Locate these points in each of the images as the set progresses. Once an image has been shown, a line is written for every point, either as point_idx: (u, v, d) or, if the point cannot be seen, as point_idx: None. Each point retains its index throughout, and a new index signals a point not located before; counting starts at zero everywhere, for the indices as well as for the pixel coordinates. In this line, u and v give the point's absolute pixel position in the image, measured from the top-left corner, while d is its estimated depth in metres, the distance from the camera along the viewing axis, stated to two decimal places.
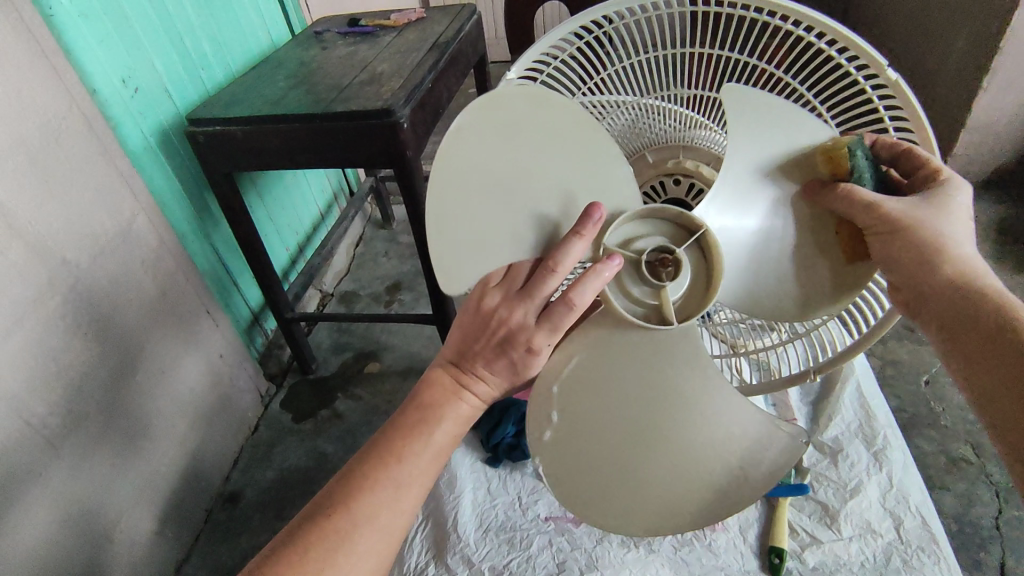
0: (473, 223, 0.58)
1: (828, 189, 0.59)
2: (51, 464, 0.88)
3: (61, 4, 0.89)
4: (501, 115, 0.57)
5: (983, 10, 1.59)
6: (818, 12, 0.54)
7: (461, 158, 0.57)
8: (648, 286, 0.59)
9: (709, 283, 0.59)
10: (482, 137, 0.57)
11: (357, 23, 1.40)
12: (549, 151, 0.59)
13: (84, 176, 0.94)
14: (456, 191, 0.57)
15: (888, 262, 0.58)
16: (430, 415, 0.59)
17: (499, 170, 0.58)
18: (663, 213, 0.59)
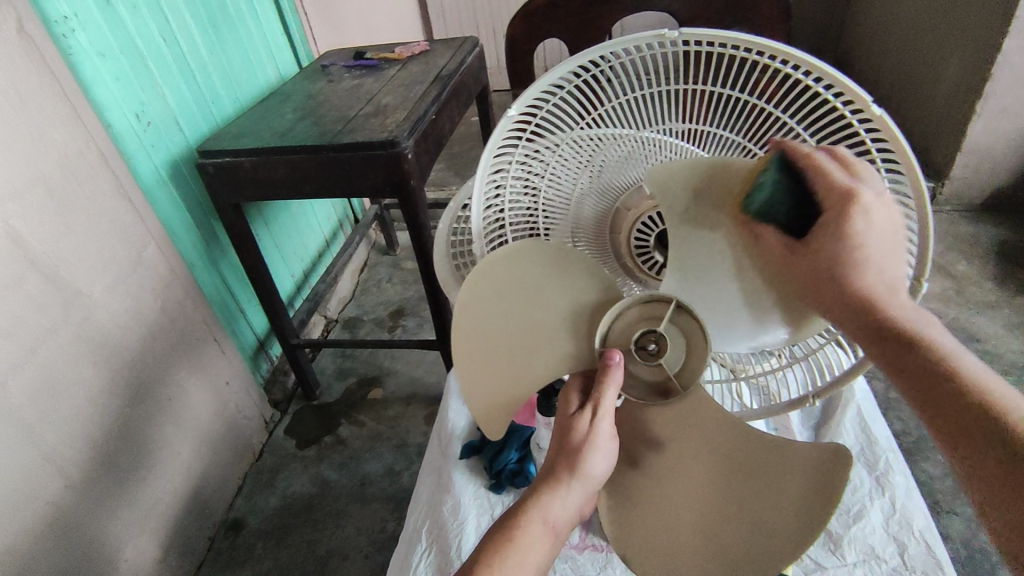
0: (499, 379, 0.65)
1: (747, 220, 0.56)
2: (59, 492, 0.89)
3: (80, 44, 0.93)
4: (487, 281, 0.64)
5: (974, 38, 1.63)
6: (803, 51, 0.56)
7: (466, 332, 0.64)
8: (647, 366, 0.59)
9: (707, 345, 0.57)
10: (479, 306, 0.64)
11: (363, 57, 1.44)
12: (545, 288, 0.64)
13: (97, 207, 0.96)
14: (474, 358, 0.64)
15: (826, 276, 0.52)
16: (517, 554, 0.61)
17: (514, 327, 0.64)
18: (634, 298, 0.60)
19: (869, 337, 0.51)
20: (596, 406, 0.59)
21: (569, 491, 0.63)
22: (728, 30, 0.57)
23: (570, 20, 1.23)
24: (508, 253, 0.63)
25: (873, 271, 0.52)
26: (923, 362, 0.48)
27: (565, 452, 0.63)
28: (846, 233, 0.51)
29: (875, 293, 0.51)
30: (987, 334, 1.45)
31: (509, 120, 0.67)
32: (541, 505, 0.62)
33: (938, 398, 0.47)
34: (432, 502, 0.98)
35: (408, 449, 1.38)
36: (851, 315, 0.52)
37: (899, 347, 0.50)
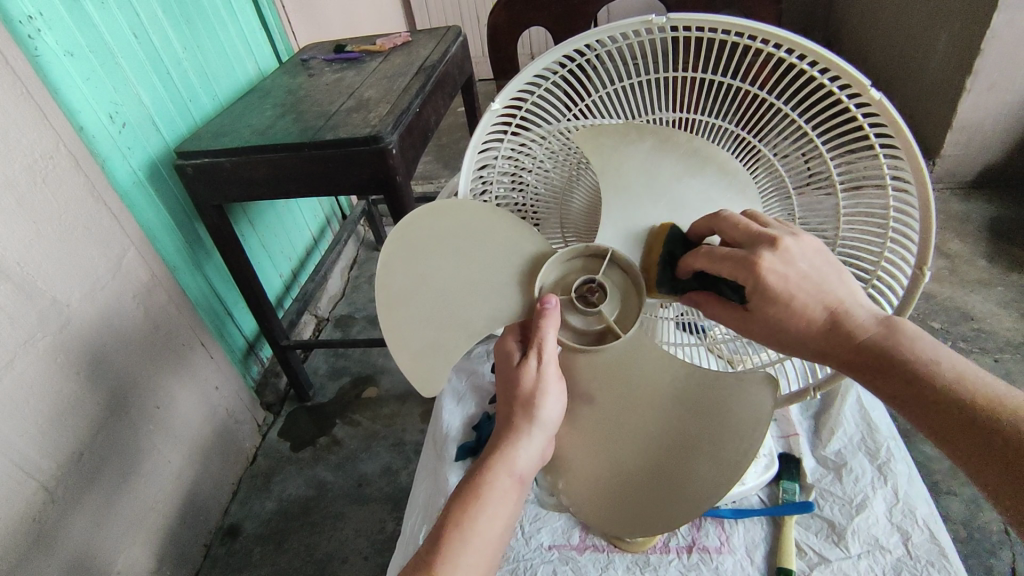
0: (428, 323, 0.63)
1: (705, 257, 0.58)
2: (43, 508, 0.86)
3: (46, 44, 0.90)
4: (416, 233, 0.63)
5: (964, 13, 1.60)
6: (797, 34, 0.54)
7: (395, 277, 0.62)
8: (588, 315, 0.62)
9: (639, 287, 0.62)
10: (408, 255, 0.63)
11: (344, 49, 1.40)
12: (469, 235, 0.65)
13: (72, 213, 0.93)
14: (404, 304, 0.62)
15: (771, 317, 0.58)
16: (484, 508, 0.59)
17: (446, 281, 0.63)
18: (572, 253, 0.64)
19: (869, 372, 0.56)
20: (540, 344, 0.60)
21: (529, 440, 0.62)
22: (718, 16, 0.54)
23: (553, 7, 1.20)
24: (436, 206, 0.64)
25: (861, 311, 0.57)
26: (927, 392, 0.53)
27: (515, 400, 0.62)
28: (781, 286, 0.56)
29: (876, 335, 0.56)
30: (983, 313, 1.45)
31: (494, 114, 0.65)
32: (505, 458, 0.61)
33: (956, 428, 0.51)
34: (428, 506, 0.96)
35: (404, 448, 1.37)
36: (852, 359, 0.57)
37: (901, 376, 0.55)
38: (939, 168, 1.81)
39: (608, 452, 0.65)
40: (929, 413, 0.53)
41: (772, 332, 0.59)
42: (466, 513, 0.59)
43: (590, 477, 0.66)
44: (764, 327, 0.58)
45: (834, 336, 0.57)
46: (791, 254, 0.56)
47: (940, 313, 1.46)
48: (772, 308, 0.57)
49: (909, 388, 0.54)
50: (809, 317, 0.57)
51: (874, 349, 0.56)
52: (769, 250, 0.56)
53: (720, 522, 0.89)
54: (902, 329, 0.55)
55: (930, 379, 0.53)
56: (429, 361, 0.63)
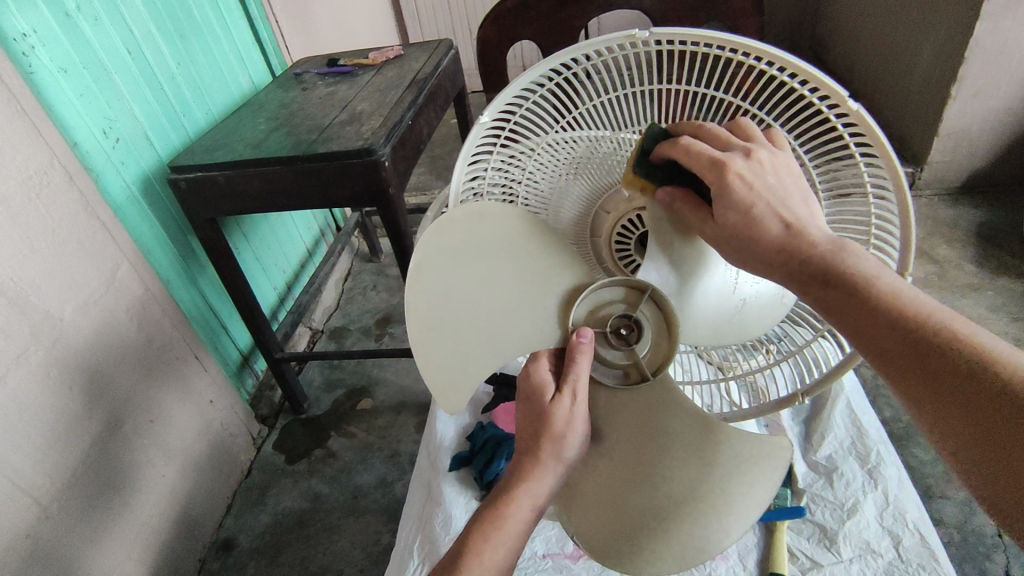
0: (454, 338, 0.63)
1: (674, 142, 0.57)
2: (36, 524, 0.86)
3: (40, 61, 0.91)
4: (444, 245, 0.62)
5: (948, 22, 1.63)
6: (776, 47, 0.55)
7: (429, 286, 0.62)
8: (618, 350, 0.64)
9: (673, 332, 0.63)
10: (441, 265, 0.62)
11: (336, 63, 1.42)
12: (502, 257, 0.65)
13: (65, 228, 0.94)
14: (436, 315, 0.62)
15: (737, 230, 0.55)
16: (497, 536, 0.61)
17: (473, 301, 0.64)
18: (611, 284, 0.64)
19: (825, 296, 0.52)
20: (574, 382, 0.61)
21: (552, 475, 0.62)
22: (699, 30, 0.56)
23: (542, 20, 1.22)
24: (472, 212, 0.63)
25: (813, 232, 0.54)
26: (876, 313, 0.49)
27: (542, 434, 0.62)
28: (743, 191, 0.54)
29: (826, 251, 0.52)
30: (973, 317, 1.46)
31: (483, 127, 0.66)
32: (528, 491, 0.61)
33: (908, 351, 0.47)
34: (422, 516, 0.96)
35: (400, 460, 1.37)
36: (803, 273, 0.53)
37: (851, 298, 0.51)
38: (926, 175, 1.83)
39: (611, 503, 0.64)
40: (875, 343, 0.49)
41: (740, 245, 0.56)
42: (480, 542, 0.60)
43: (595, 526, 0.64)
44: (721, 236, 0.57)
45: (784, 251, 0.54)
46: (761, 164, 0.55)
47: None
48: (732, 215, 0.55)
49: (857, 309, 0.50)
50: (760, 226, 0.55)
51: (822, 265, 0.52)
52: (739, 157, 0.55)
53: None
54: (850, 250, 0.52)
55: (876, 296, 0.50)
56: (455, 383, 0.65)
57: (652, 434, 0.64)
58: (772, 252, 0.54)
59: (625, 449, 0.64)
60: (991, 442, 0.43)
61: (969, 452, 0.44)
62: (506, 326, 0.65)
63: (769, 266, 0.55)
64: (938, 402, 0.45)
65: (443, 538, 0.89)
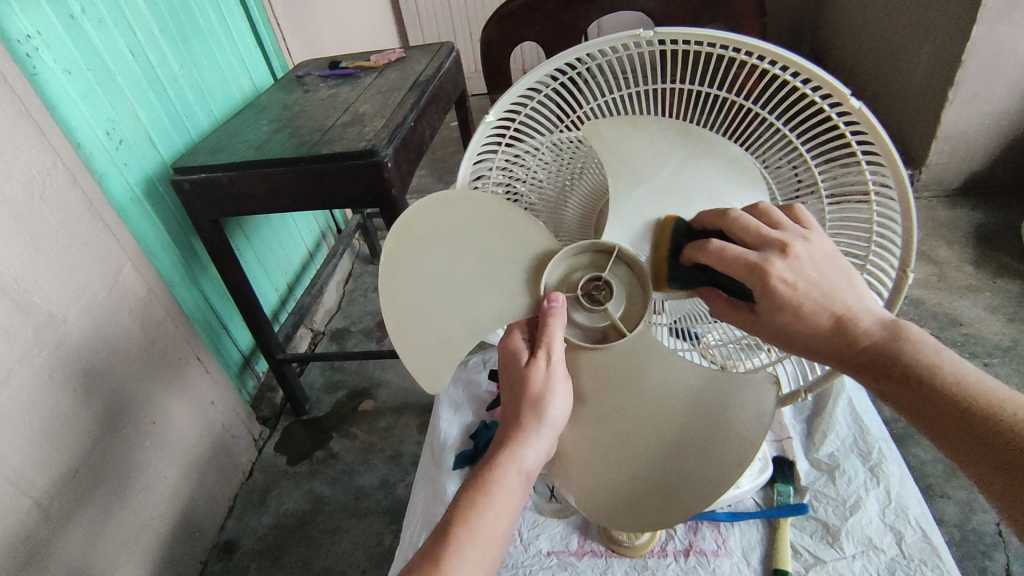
0: (435, 322, 0.64)
1: (706, 253, 0.57)
2: (38, 525, 0.86)
3: (44, 63, 0.91)
4: (416, 227, 0.63)
5: (946, 25, 1.64)
6: (779, 47, 0.55)
7: (398, 277, 0.62)
8: (593, 312, 0.63)
9: (646, 286, 0.62)
10: (414, 250, 0.63)
11: (339, 66, 1.42)
12: (475, 227, 0.65)
13: (69, 230, 0.94)
14: (407, 297, 0.62)
15: (791, 323, 0.58)
16: (488, 509, 0.59)
17: (449, 276, 0.64)
18: (579, 249, 0.64)
19: (874, 377, 0.57)
20: (548, 343, 0.61)
21: (538, 440, 0.61)
22: (703, 30, 0.56)
23: (544, 23, 1.23)
24: (430, 200, 0.64)
25: (865, 319, 0.57)
26: (932, 393, 0.53)
27: (523, 399, 0.61)
28: (787, 294, 0.56)
29: (878, 340, 0.56)
30: (972, 318, 1.47)
31: (488, 126, 0.66)
32: (513, 457, 0.60)
33: (964, 425, 0.52)
34: (426, 515, 0.96)
35: (402, 461, 1.37)
36: (852, 362, 0.57)
37: (907, 384, 0.55)
38: (924, 177, 1.84)
39: (602, 455, 0.64)
40: (933, 423, 0.53)
41: (794, 340, 0.59)
42: (469, 514, 0.58)
43: (589, 475, 0.65)
44: (770, 327, 0.60)
45: (840, 338, 0.57)
46: (801, 260, 0.56)
47: (930, 318, 1.48)
48: (782, 314, 0.58)
49: (915, 391, 0.54)
50: (814, 322, 0.58)
51: (874, 353, 0.56)
52: (779, 258, 0.56)
53: (717, 526, 0.90)
54: (906, 331, 0.56)
55: (935, 382, 0.54)
56: (435, 360, 0.64)
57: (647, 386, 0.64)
58: (826, 344, 0.58)
59: (612, 407, 0.65)
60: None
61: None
62: (508, 313, 0.65)
63: (821, 354, 0.59)
64: (998, 479, 0.50)
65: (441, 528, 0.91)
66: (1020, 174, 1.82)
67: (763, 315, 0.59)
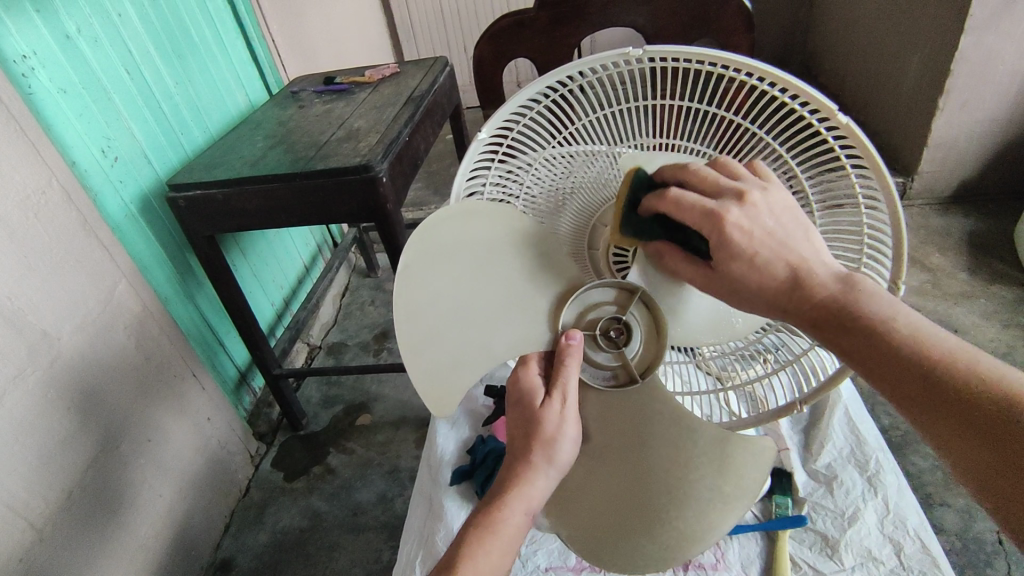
0: (447, 344, 0.64)
1: (664, 198, 0.56)
2: (32, 545, 0.85)
3: (40, 83, 0.92)
4: (436, 244, 0.63)
5: (934, 35, 1.66)
6: (766, 63, 0.56)
7: (415, 290, 0.62)
8: (609, 353, 0.65)
9: (662, 332, 0.64)
10: (432, 272, 0.63)
11: (333, 81, 1.43)
12: (493, 255, 0.65)
13: (64, 247, 0.94)
14: (422, 319, 0.62)
15: (738, 272, 0.56)
16: (490, 547, 0.60)
17: (466, 301, 0.64)
18: (604, 286, 0.64)
19: (832, 334, 0.55)
20: (563, 384, 0.61)
21: (544, 480, 0.62)
22: (691, 47, 0.57)
23: (536, 38, 1.24)
24: (456, 211, 0.63)
25: (821, 270, 0.55)
26: (889, 354, 0.52)
27: (533, 437, 0.63)
28: (743, 241, 0.55)
29: (838, 293, 0.54)
30: (967, 325, 1.47)
31: (481, 143, 0.67)
32: (522, 497, 0.62)
33: (921, 385, 0.51)
34: (423, 532, 0.96)
35: (399, 476, 1.36)
36: (815, 320, 0.55)
37: (867, 341, 0.53)
38: (917, 185, 1.86)
39: (602, 497, 0.66)
40: (893, 382, 0.52)
41: (744, 289, 0.57)
42: (475, 550, 0.60)
43: (583, 512, 0.67)
44: (716, 283, 0.57)
45: (797, 290, 0.55)
46: (757, 209, 0.55)
47: None
48: (736, 265, 0.55)
49: (876, 347, 0.53)
50: (771, 272, 0.56)
51: (837, 305, 0.54)
52: (734, 206, 0.55)
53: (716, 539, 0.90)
54: (863, 286, 0.54)
55: (894, 337, 0.52)
56: (442, 382, 0.65)
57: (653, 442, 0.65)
58: (785, 297, 0.56)
59: (614, 454, 0.66)
60: (998, 459, 0.48)
61: (985, 480, 0.49)
62: (522, 342, 0.66)
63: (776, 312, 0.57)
64: (964, 441, 0.49)
65: (440, 546, 0.90)
66: (1011, 181, 1.84)
67: (716, 270, 0.57)
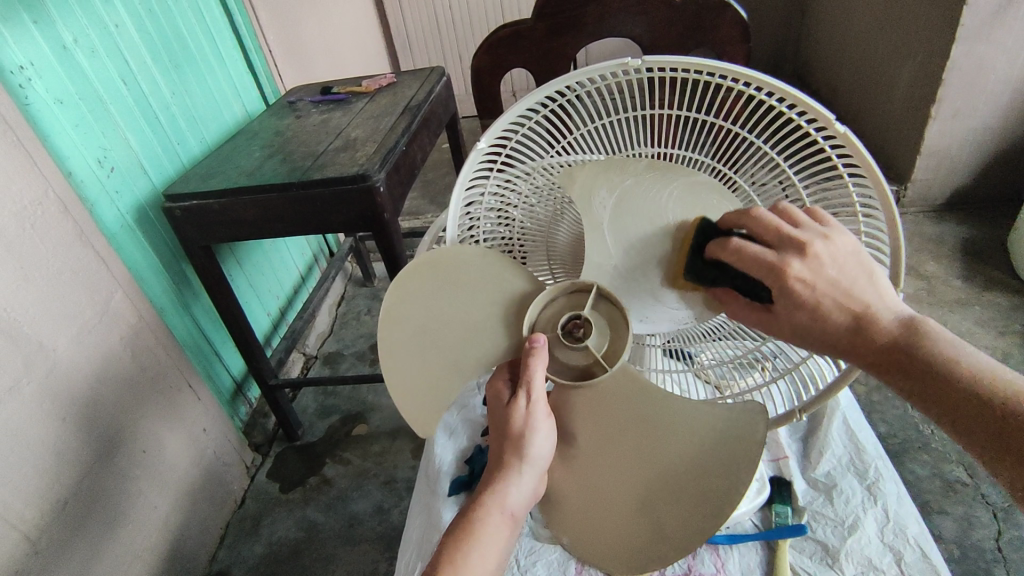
0: (428, 373, 0.68)
1: (727, 248, 0.58)
2: (25, 558, 0.84)
3: (37, 93, 0.91)
4: (412, 285, 0.67)
5: (926, 45, 1.68)
6: (765, 73, 0.56)
7: (398, 327, 0.68)
8: (574, 350, 0.63)
9: (624, 323, 0.62)
10: (410, 311, 0.68)
11: (330, 91, 1.44)
12: (467, 287, 0.67)
13: (60, 257, 0.93)
14: (403, 354, 0.68)
15: (804, 317, 0.58)
16: (464, 543, 0.60)
17: (442, 334, 0.67)
18: (559, 288, 0.64)
19: (889, 370, 0.57)
20: (529, 384, 0.60)
21: (519, 477, 0.62)
22: (690, 58, 0.57)
23: (531, 49, 1.25)
24: (430, 256, 0.66)
25: (881, 314, 0.57)
26: (953, 391, 0.54)
27: (506, 437, 0.62)
28: (806, 293, 0.57)
29: (896, 338, 0.57)
30: (963, 332, 1.48)
31: (479, 153, 0.67)
32: (497, 494, 0.61)
33: (983, 425, 0.52)
34: (421, 544, 0.95)
35: (396, 486, 1.35)
36: (875, 359, 0.58)
37: (923, 377, 0.55)
38: (910, 193, 1.87)
39: (599, 487, 0.65)
40: (950, 412, 0.54)
41: (805, 335, 0.59)
42: (459, 550, 0.60)
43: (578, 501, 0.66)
44: (787, 327, 0.60)
45: (857, 335, 0.57)
46: (820, 260, 0.56)
47: None
48: (799, 313, 0.58)
49: (934, 383, 0.55)
50: (832, 320, 0.58)
51: (897, 350, 0.56)
52: (796, 259, 0.56)
53: (716, 549, 0.89)
54: (924, 330, 0.56)
55: (950, 373, 0.55)
56: (428, 408, 0.69)
57: (645, 430, 0.64)
58: (845, 339, 0.58)
59: (610, 443, 0.64)
60: None
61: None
62: (510, 349, 0.66)
63: (841, 354, 0.59)
64: (1021, 470, 0.50)
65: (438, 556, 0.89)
66: (1004, 189, 1.86)
67: (779, 314, 0.59)
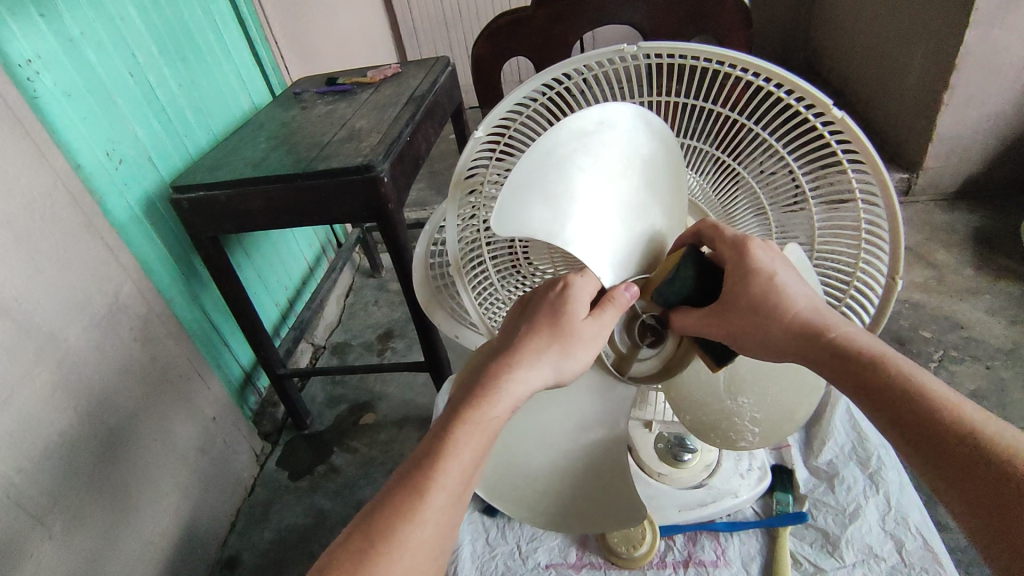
0: (544, 199, 0.56)
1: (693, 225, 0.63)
2: (40, 543, 0.86)
3: (44, 85, 0.93)
4: (626, 129, 0.56)
5: (938, 30, 1.65)
6: (758, 58, 0.56)
7: (589, 145, 0.55)
8: (630, 340, 0.67)
9: (660, 376, 0.66)
10: (600, 143, 0.56)
11: (335, 82, 1.44)
12: (638, 191, 0.59)
13: (69, 248, 0.95)
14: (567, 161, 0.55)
15: (762, 305, 0.59)
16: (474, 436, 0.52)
17: (595, 194, 0.57)
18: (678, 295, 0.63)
19: (842, 375, 0.56)
20: (598, 312, 0.57)
21: (542, 371, 0.56)
22: (688, 43, 0.56)
23: (534, 37, 1.24)
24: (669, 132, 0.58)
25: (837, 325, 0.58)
26: (891, 394, 0.53)
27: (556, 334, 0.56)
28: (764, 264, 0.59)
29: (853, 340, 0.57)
30: (972, 321, 1.46)
31: (478, 141, 0.64)
32: (513, 387, 0.54)
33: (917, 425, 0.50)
34: None
35: None
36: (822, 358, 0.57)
37: (864, 378, 0.55)
38: (922, 181, 1.84)
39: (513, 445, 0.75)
40: (889, 414, 0.52)
41: (753, 329, 0.60)
42: (433, 469, 0.50)
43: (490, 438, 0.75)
44: (735, 321, 0.60)
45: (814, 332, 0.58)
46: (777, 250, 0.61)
47: (930, 322, 1.48)
48: (751, 295, 0.59)
49: (874, 384, 0.54)
50: (787, 314, 0.59)
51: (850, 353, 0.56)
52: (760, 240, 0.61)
53: (716, 535, 0.90)
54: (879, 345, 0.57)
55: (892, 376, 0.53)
56: (527, 213, 0.56)
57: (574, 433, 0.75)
58: (795, 334, 0.58)
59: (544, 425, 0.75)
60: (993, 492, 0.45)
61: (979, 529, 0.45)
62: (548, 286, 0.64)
63: (788, 354, 0.59)
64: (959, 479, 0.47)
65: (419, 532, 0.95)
66: (1016, 176, 1.83)
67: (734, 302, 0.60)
